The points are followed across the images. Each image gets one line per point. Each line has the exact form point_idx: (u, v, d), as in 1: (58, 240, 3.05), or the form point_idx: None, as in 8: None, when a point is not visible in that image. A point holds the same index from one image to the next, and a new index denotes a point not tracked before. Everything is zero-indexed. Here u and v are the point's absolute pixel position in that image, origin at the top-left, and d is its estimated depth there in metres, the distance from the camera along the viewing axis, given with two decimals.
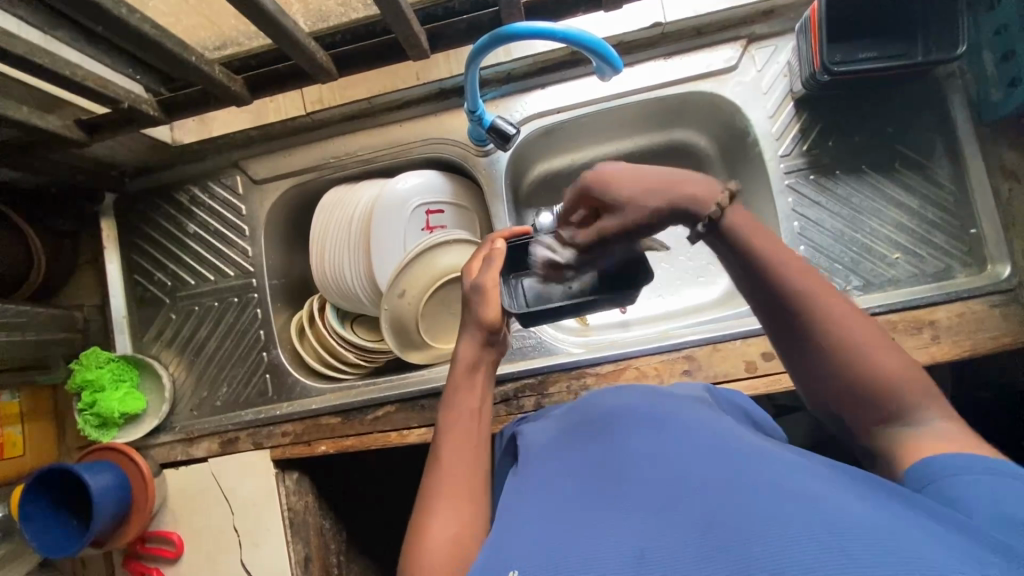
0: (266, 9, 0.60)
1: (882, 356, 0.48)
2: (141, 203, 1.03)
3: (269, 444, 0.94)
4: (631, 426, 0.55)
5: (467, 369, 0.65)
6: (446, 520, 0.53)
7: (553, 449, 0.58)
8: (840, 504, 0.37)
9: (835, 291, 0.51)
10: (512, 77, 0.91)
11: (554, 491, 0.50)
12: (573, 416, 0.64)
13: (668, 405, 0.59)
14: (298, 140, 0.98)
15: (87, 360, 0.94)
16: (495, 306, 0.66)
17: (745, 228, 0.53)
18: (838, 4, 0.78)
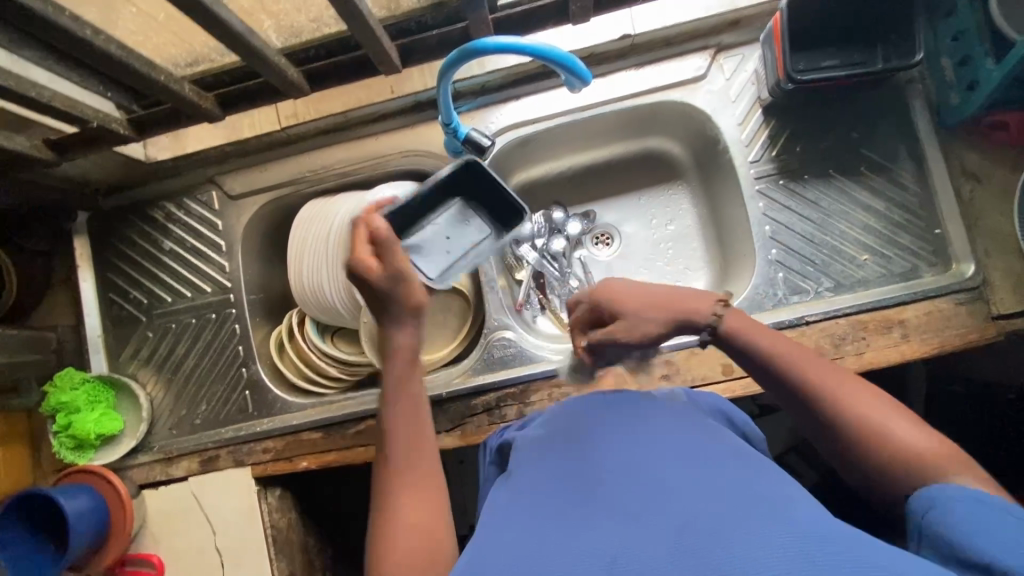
0: (235, 28, 0.60)
1: (898, 432, 0.51)
2: (115, 221, 1.02)
3: (250, 461, 0.93)
4: (611, 426, 0.56)
5: (405, 355, 0.64)
6: (407, 515, 0.55)
7: (533, 453, 0.59)
8: (806, 519, 0.39)
9: (855, 380, 0.55)
10: (486, 89, 0.92)
11: (534, 498, 0.51)
12: (551, 421, 0.65)
13: (648, 404, 0.60)
14: (275, 155, 0.98)
15: (62, 382, 0.93)
16: (419, 288, 0.65)
17: (748, 337, 0.61)
18: (800, 14, 0.81)
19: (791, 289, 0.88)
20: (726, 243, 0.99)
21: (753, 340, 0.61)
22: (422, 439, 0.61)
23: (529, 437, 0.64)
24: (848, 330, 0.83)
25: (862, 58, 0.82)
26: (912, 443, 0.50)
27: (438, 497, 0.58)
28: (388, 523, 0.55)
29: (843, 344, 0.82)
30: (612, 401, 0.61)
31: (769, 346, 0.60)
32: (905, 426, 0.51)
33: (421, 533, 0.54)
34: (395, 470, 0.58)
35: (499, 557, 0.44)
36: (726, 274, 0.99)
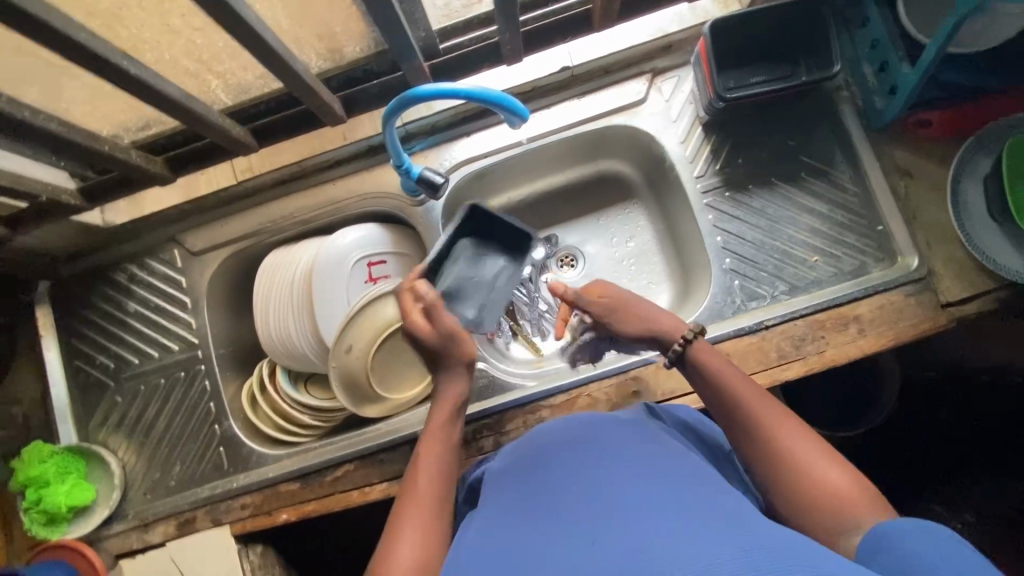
0: (174, 97, 0.63)
1: (834, 479, 0.54)
2: (77, 287, 1.01)
3: (228, 519, 0.92)
4: (573, 454, 0.58)
5: (449, 402, 0.72)
6: (407, 550, 0.56)
7: (503, 485, 0.61)
8: (758, 527, 0.42)
9: (798, 427, 0.58)
10: (437, 128, 0.95)
11: (497, 528, 0.53)
12: (520, 452, 0.65)
13: (610, 430, 0.61)
14: (234, 208, 0.99)
15: (30, 456, 0.92)
16: (470, 344, 0.74)
17: (703, 362, 0.67)
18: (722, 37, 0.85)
19: (748, 295, 0.90)
20: (684, 256, 1.02)
21: (714, 369, 0.66)
22: (445, 482, 0.65)
23: (499, 468, 0.65)
24: (806, 331, 0.86)
25: (787, 72, 0.86)
26: (829, 476, 0.54)
27: (438, 540, 0.59)
28: (389, 553, 0.56)
29: (803, 344, 0.85)
30: (578, 429, 0.63)
31: (725, 374, 0.64)
32: (828, 464, 0.55)
33: (416, 567, 0.55)
34: (407, 508, 0.62)
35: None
36: (688, 287, 1.01)
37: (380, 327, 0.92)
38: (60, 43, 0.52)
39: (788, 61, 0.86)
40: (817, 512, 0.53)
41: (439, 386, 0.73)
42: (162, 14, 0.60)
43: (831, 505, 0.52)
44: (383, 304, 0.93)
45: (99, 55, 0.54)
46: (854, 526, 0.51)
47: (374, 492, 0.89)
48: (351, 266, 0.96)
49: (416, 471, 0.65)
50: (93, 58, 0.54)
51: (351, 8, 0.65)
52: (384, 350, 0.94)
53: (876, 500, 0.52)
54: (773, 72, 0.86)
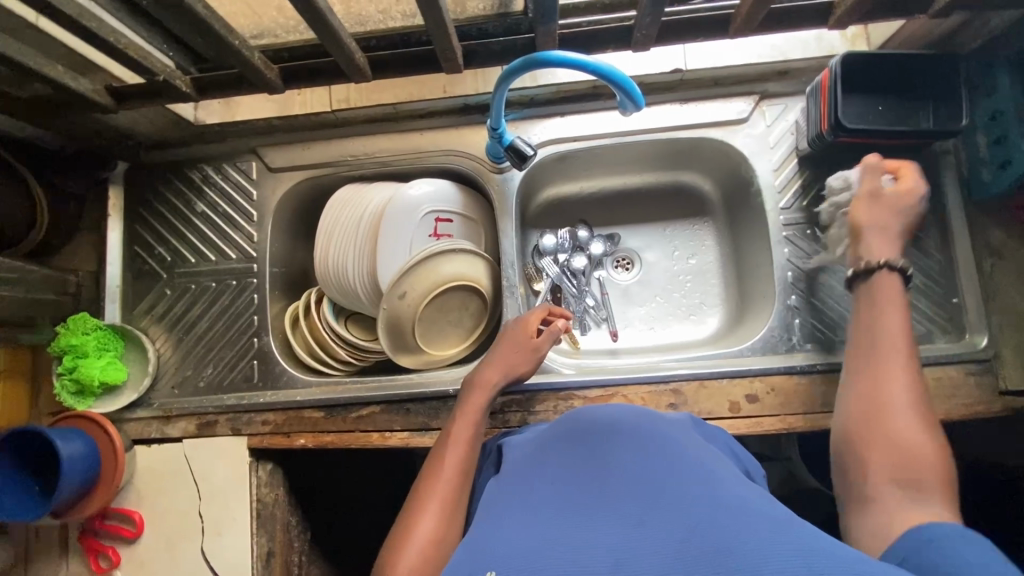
0: (318, 6, 0.63)
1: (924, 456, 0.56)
2: (151, 176, 1.03)
3: (247, 431, 0.93)
4: (621, 434, 0.56)
5: (486, 391, 0.78)
6: (428, 523, 0.62)
7: (538, 455, 0.60)
8: (824, 546, 0.40)
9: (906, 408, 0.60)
10: (534, 101, 0.94)
11: (533, 498, 0.52)
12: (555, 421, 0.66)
13: (651, 416, 0.61)
14: (318, 134, 1.00)
15: (74, 326, 0.92)
16: (528, 362, 0.82)
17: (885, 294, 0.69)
18: (859, 63, 0.79)
19: (805, 336, 0.89)
20: (745, 285, 1.01)
21: (886, 317, 0.68)
22: (468, 467, 0.69)
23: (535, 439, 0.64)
24: None
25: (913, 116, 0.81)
26: (916, 444, 0.57)
27: (455, 518, 0.64)
28: (412, 524, 0.61)
29: None
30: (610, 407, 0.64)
31: (890, 332, 0.66)
32: (924, 439, 0.58)
33: (432, 543, 0.60)
34: (433, 480, 0.67)
35: (497, 550, 0.46)
36: (741, 314, 1.00)
37: (435, 282, 0.94)
38: None
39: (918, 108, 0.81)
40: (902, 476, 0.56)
41: (481, 373, 0.80)
42: None
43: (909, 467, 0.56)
44: (443, 262, 0.93)
45: None
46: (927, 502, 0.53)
47: (393, 439, 0.90)
48: (421, 219, 0.97)
49: (446, 447, 0.71)
50: None
51: None
52: (433, 304, 0.95)
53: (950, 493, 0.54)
54: (901, 110, 0.80)
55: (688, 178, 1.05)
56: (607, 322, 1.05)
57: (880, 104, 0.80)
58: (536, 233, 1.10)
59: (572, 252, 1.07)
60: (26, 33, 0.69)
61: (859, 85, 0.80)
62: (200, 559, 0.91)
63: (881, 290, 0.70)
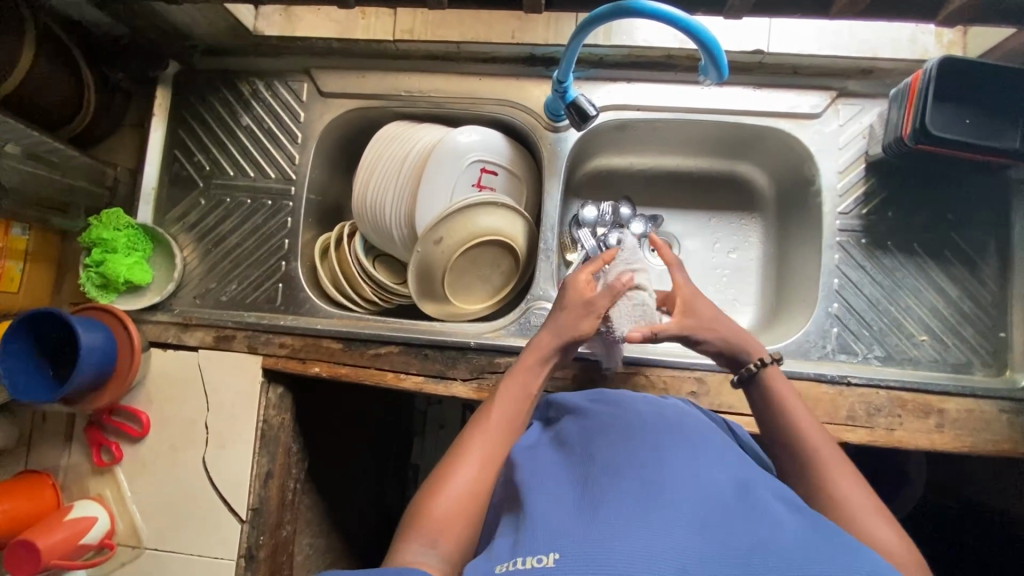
0: None
1: (872, 526, 0.52)
2: (200, 82, 1.01)
3: (264, 351, 0.92)
4: (668, 439, 0.54)
5: (539, 354, 0.72)
6: (466, 475, 0.58)
7: (578, 436, 0.59)
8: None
9: (847, 472, 0.57)
10: (602, 63, 0.91)
11: (573, 479, 0.51)
12: (602, 408, 0.63)
13: (699, 431, 0.58)
14: (375, 65, 0.97)
15: (107, 219, 0.92)
16: (587, 320, 0.74)
17: (775, 386, 0.68)
18: (955, 70, 0.75)
19: (840, 346, 0.87)
20: (784, 287, 0.98)
21: (786, 400, 0.66)
22: (515, 423, 0.66)
23: (573, 421, 0.63)
24: (885, 403, 0.83)
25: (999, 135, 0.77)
26: (845, 492, 0.55)
27: (496, 477, 0.60)
28: (449, 472, 0.59)
29: (876, 415, 0.82)
30: (658, 412, 0.61)
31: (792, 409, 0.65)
32: (849, 484, 0.56)
33: (469, 495, 0.57)
34: (475, 436, 0.63)
35: (544, 535, 0.43)
36: (775, 317, 0.97)
37: (471, 233, 0.91)
38: None
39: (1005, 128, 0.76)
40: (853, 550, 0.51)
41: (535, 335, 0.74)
42: None
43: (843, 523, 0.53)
44: (479, 213, 0.91)
45: None
46: None
47: (407, 382, 0.89)
48: (469, 172, 0.95)
49: (492, 405, 0.67)
50: None
51: None
52: (465, 257, 0.93)
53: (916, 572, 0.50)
54: (988, 127, 0.76)
55: (743, 169, 1.02)
56: None
57: (967, 118, 0.76)
58: (577, 202, 1.07)
59: (610, 228, 1.03)
60: None
61: (949, 93, 0.76)
62: (201, 468, 0.91)
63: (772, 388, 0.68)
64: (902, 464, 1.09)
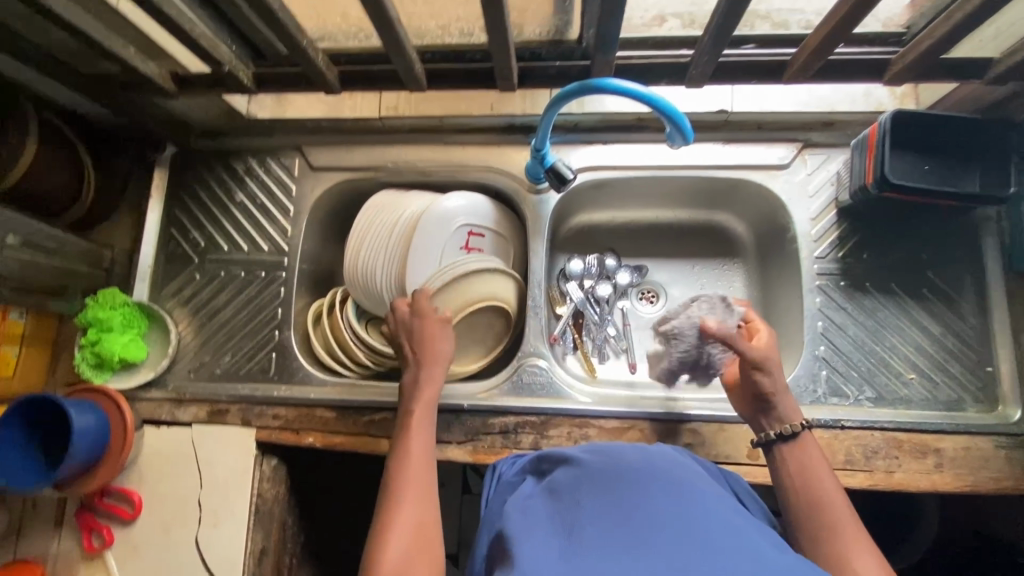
0: (389, 15, 0.66)
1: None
2: (196, 162, 1.05)
3: (258, 423, 0.92)
4: (662, 486, 0.52)
5: (433, 384, 0.81)
6: (406, 513, 0.64)
7: (568, 481, 0.56)
8: None
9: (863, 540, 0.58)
10: (578, 128, 0.95)
11: (560, 534, 0.50)
12: (596, 452, 0.61)
13: (695, 475, 0.56)
14: (363, 139, 1.02)
15: (103, 299, 0.94)
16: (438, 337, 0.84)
17: (804, 452, 0.68)
18: (910, 121, 0.79)
19: (831, 389, 0.87)
20: (771, 331, 0.99)
21: (810, 460, 0.67)
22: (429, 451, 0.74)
23: (567, 466, 0.60)
24: (882, 445, 0.83)
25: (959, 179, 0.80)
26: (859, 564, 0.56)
27: (431, 506, 0.66)
28: (390, 519, 0.64)
29: (874, 458, 0.82)
30: (654, 454, 0.59)
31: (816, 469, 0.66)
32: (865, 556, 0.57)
33: (414, 531, 0.63)
34: (402, 475, 0.69)
35: None
36: None
37: (466, 301, 0.93)
38: None
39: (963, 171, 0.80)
40: None
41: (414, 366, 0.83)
42: None
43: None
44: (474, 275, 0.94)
45: None
46: None
47: None
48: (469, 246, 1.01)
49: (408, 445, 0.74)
50: None
51: None
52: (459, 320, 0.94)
53: None
54: (946, 171, 0.79)
55: (722, 218, 1.05)
56: (626, 353, 1.04)
57: (925, 165, 0.80)
58: (563, 256, 1.10)
59: (597, 279, 1.07)
60: (106, 15, 0.72)
61: (903, 142, 0.80)
62: (193, 548, 0.89)
63: (801, 452, 0.68)
64: (910, 505, 1.07)
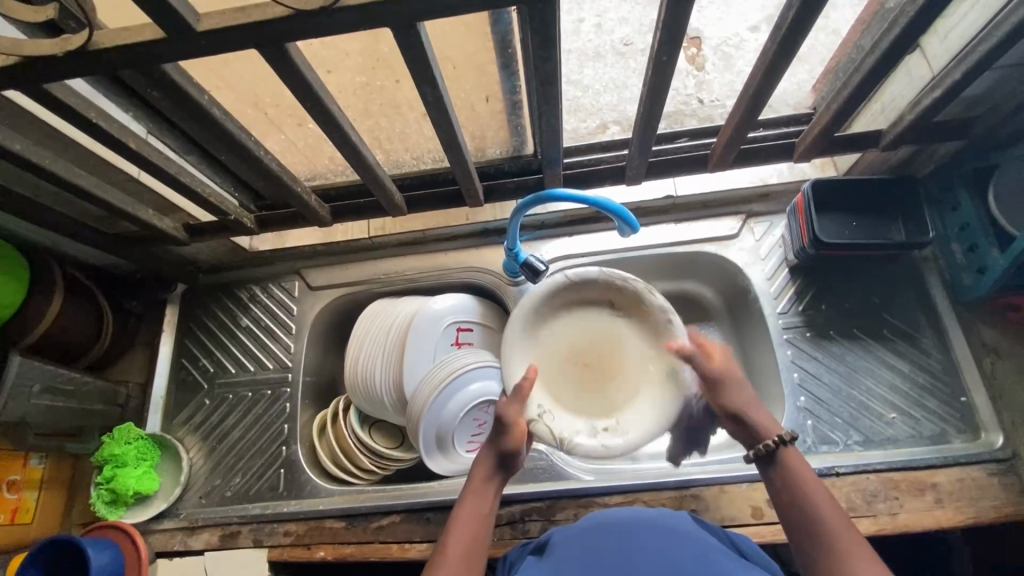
0: (367, 159, 0.79)
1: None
2: (205, 295, 1.15)
3: (269, 542, 0.94)
4: (639, 541, 0.60)
5: (483, 483, 0.73)
6: None
7: (561, 546, 0.64)
8: None
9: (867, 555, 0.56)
10: (545, 226, 1.07)
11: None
12: (588, 521, 0.68)
13: (673, 525, 0.63)
14: (355, 257, 1.13)
15: (118, 435, 0.98)
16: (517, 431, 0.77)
17: (797, 468, 0.66)
18: (829, 186, 0.91)
19: (820, 438, 0.91)
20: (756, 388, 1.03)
21: (798, 472, 0.66)
22: (475, 547, 0.66)
23: (562, 534, 0.68)
24: (879, 488, 0.84)
25: (885, 229, 0.90)
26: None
27: None
28: None
29: (875, 501, 0.83)
30: (638, 515, 0.66)
31: (809, 482, 0.64)
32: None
33: None
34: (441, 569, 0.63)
35: None
36: None
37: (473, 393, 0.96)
38: (321, 111, 0.68)
39: (887, 222, 0.91)
40: None
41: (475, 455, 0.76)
42: (367, 100, 0.82)
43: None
44: (590, 283, 0.92)
45: (339, 123, 0.71)
46: None
47: (412, 551, 0.90)
48: (641, 295, 0.90)
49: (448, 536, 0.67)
50: (335, 125, 0.71)
51: (503, 118, 0.87)
52: (468, 415, 0.96)
53: None
54: (869, 225, 0.90)
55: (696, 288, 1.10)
56: None
57: (852, 222, 0.91)
58: None
59: None
60: (129, 185, 0.85)
61: (827, 204, 0.91)
62: None
63: (789, 467, 0.67)
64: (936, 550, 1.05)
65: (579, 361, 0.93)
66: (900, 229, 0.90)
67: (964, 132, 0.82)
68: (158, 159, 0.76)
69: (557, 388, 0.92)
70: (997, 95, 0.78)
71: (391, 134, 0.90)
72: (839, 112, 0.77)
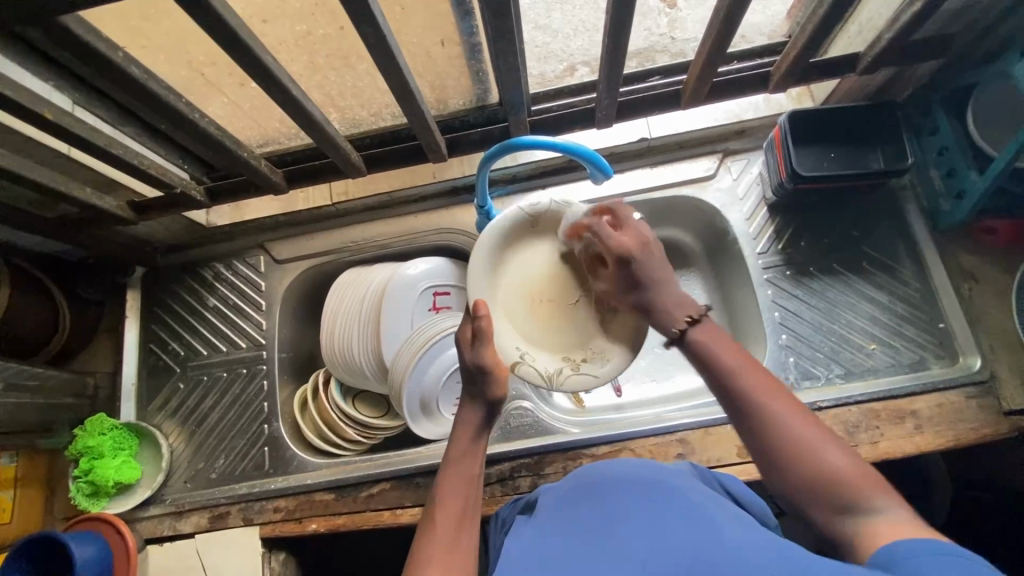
0: (315, 118, 0.73)
1: (829, 451, 0.50)
2: (167, 276, 1.09)
3: (260, 520, 0.93)
4: (622, 490, 0.60)
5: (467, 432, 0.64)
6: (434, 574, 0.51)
7: (547, 506, 0.64)
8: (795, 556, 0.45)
9: (783, 390, 0.55)
10: (517, 179, 1.03)
11: (541, 534, 0.57)
12: (571, 481, 0.67)
13: (656, 472, 0.64)
14: (320, 225, 1.08)
15: (92, 427, 0.95)
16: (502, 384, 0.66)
17: (711, 343, 0.59)
18: (803, 115, 0.87)
19: (801, 374, 0.91)
20: (739, 330, 1.03)
21: (715, 353, 0.58)
22: (472, 499, 0.59)
23: (549, 494, 0.67)
24: (861, 418, 0.85)
25: (865, 158, 0.88)
26: (834, 457, 0.50)
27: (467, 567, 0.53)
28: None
29: (856, 432, 0.84)
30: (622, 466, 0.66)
31: (732, 359, 0.57)
32: (834, 446, 0.50)
33: None
34: (432, 531, 0.56)
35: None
36: None
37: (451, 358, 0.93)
38: (254, 65, 0.62)
39: (867, 151, 0.88)
40: (827, 494, 0.49)
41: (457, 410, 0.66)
42: (311, 53, 0.75)
43: (840, 491, 0.49)
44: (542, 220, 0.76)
45: (277, 79, 0.65)
46: (866, 510, 0.47)
47: (405, 516, 0.90)
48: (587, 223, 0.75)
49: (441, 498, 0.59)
50: (275, 81, 0.65)
51: (462, 65, 0.81)
52: (451, 379, 0.94)
53: (880, 494, 0.48)
54: (849, 155, 0.88)
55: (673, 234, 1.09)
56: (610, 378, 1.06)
57: (830, 153, 0.88)
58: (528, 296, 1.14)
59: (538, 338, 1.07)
60: (60, 162, 0.78)
61: (804, 138, 0.88)
62: None
63: (708, 340, 0.59)
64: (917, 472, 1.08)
65: (536, 298, 0.76)
66: (877, 157, 0.87)
67: (942, 50, 0.79)
68: (83, 131, 0.69)
69: (526, 328, 0.76)
70: (978, 7, 0.74)
71: (343, 90, 0.84)
72: (814, 36, 0.73)
